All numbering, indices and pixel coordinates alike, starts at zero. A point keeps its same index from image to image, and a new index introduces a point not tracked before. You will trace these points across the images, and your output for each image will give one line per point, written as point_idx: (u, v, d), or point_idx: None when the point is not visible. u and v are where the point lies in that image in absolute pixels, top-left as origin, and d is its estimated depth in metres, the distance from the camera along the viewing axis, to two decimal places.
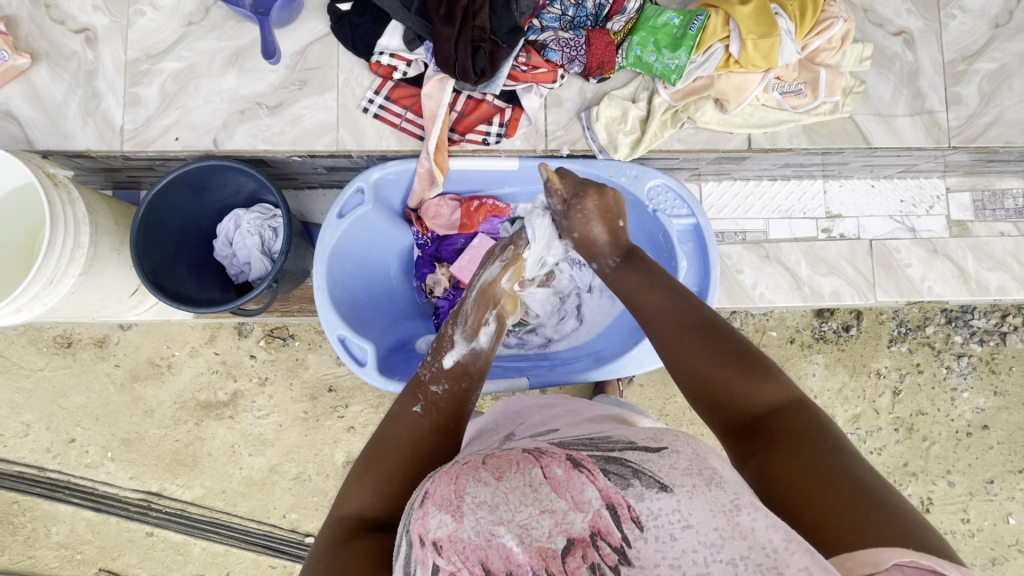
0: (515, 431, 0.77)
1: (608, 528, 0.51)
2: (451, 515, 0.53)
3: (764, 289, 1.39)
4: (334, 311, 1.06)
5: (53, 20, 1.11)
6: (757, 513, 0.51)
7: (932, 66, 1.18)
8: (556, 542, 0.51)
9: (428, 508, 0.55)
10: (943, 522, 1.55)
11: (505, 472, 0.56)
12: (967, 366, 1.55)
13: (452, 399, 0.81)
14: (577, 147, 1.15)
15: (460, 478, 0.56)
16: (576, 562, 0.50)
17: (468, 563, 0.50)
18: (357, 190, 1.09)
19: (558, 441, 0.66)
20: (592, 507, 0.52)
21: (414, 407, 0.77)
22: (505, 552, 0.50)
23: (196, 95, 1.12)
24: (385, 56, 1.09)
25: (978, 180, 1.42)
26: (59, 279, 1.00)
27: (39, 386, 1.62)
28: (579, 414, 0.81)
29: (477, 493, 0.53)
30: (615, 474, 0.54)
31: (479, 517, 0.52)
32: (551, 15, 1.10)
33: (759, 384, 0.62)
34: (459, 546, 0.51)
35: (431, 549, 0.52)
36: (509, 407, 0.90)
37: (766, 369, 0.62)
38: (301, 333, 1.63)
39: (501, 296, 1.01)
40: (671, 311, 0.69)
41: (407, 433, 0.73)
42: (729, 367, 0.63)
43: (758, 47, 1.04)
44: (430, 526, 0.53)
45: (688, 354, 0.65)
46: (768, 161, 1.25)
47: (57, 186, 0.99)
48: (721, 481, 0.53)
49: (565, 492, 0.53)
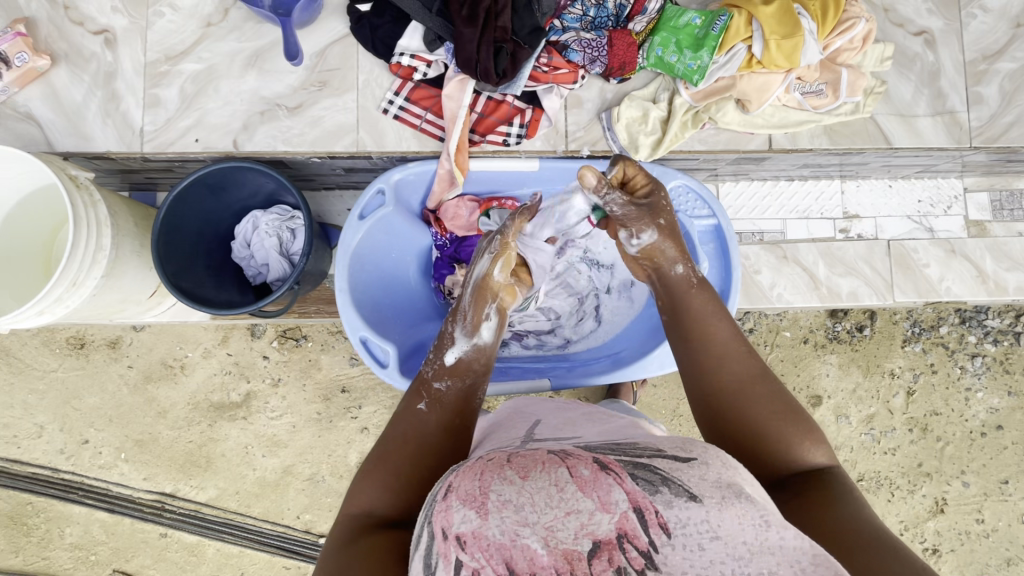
0: (535, 431, 0.76)
1: (635, 531, 0.51)
2: (477, 510, 0.53)
3: (782, 290, 1.39)
4: (356, 312, 1.06)
5: (72, 21, 1.11)
6: (784, 529, 0.51)
7: (953, 66, 1.18)
8: (581, 544, 0.50)
9: (452, 501, 0.55)
10: (957, 522, 1.55)
11: (530, 472, 0.57)
12: (981, 366, 1.55)
13: (456, 396, 0.80)
14: (597, 148, 1.15)
15: (486, 475, 0.57)
16: (601, 566, 0.49)
17: (491, 561, 0.50)
18: (377, 191, 1.09)
19: (583, 445, 0.66)
20: (619, 509, 0.52)
21: (418, 404, 0.77)
22: (530, 554, 0.49)
23: (216, 96, 1.11)
24: (405, 57, 1.09)
25: (996, 180, 1.41)
26: (82, 281, 1.00)
27: (53, 387, 1.62)
28: (598, 419, 0.79)
29: (503, 492, 0.55)
30: (643, 479, 0.54)
31: (505, 516, 0.52)
32: (572, 15, 1.09)
33: (804, 439, 0.66)
34: (483, 542, 0.51)
35: (453, 543, 0.52)
36: (519, 404, 0.88)
37: (813, 429, 0.67)
38: (314, 334, 1.62)
39: (500, 289, 0.96)
40: (740, 352, 0.71)
41: (412, 429, 0.73)
42: (784, 419, 0.67)
43: (782, 47, 1.04)
44: (454, 520, 0.53)
45: (749, 396, 0.68)
46: (787, 161, 1.25)
47: (79, 188, 0.99)
48: (750, 496, 0.54)
49: (592, 491, 0.54)
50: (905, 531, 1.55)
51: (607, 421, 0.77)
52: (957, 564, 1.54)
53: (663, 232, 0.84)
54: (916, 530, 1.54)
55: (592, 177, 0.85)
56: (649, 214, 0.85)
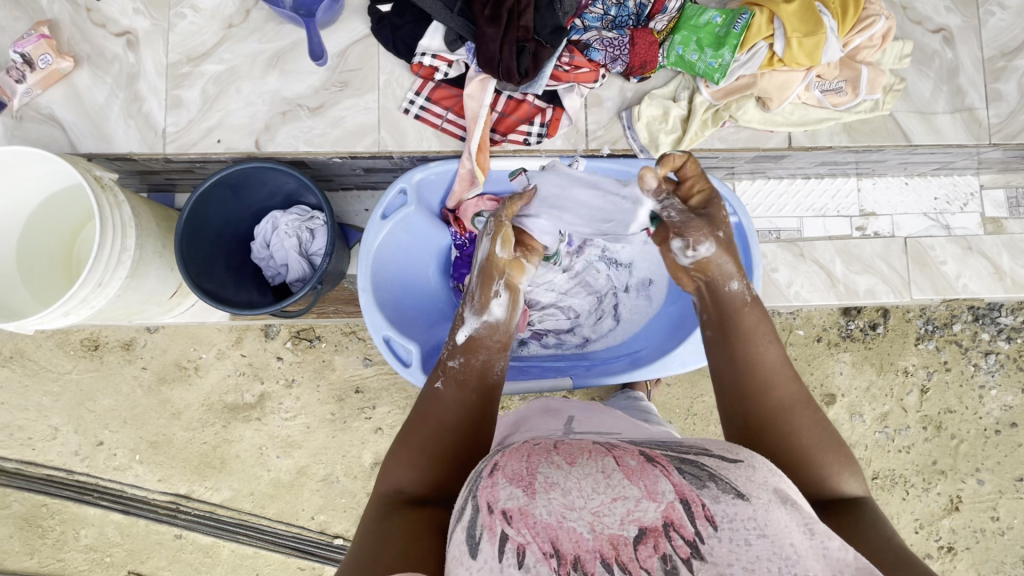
0: (573, 426, 0.78)
1: (681, 521, 0.52)
2: (524, 489, 0.56)
3: (798, 288, 1.39)
4: (380, 312, 1.06)
5: (94, 23, 1.12)
6: (830, 539, 0.52)
7: (972, 63, 1.18)
8: (627, 531, 0.52)
9: (499, 479, 0.58)
10: (972, 520, 1.54)
11: (577, 459, 0.60)
12: (995, 364, 1.55)
13: (471, 372, 0.82)
14: (618, 147, 1.15)
15: (533, 457, 0.61)
16: (646, 553, 0.51)
17: (538, 539, 0.52)
18: (400, 191, 1.10)
19: (627, 439, 0.67)
20: (665, 499, 0.53)
21: (435, 382, 0.80)
22: (576, 536, 0.52)
23: (237, 97, 1.12)
24: (427, 57, 1.09)
25: (1012, 177, 1.41)
26: (107, 281, 1.00)
27: (67, 389, 1.63)
28: (632, 423, 0.81)
29: (550, 475, 0.58)
30: (690, 474, 0.55)
31: (552, 497, 0.55)
32: (593, 15, 1.10)
33: (841, 471, 0.66)
34: (530, 520, 0.54)
35: (500, 517, 0.54)
36: (551, 403, 0.89)
37: (851, 462, 0.67)
38: (328, 335, 1.63)
39: (505, 266, 0.95)
40: (787, 377, 0.70)
41: (430, 407, 0.75)
42: (826, 449, 0.66)
43: (803, 45, 1.04)
44: (501, 496, 0.56)
45: (794, 422, 0.67)
46: (804, 159, 1.25)
47: (104, 189, 0.99)
48: (795, 503, 0.54)
49: (639, 480, 0.56)
50: (920, 529, 1.55)
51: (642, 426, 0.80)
52: (972, 562, 1.54)
53: (720, 245, 0.83)
54: (931, 528, 1.54)
55: (652, 178, 0.86)
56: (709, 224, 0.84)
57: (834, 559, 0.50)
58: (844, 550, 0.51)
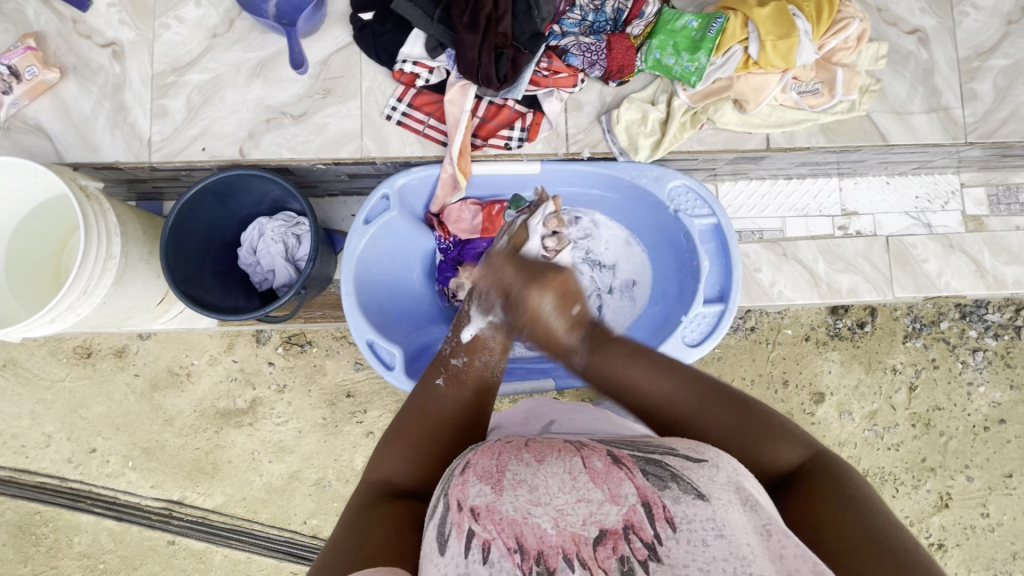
0: (551, 427, 0.78)
1: (641, 524, 0.52)
2: (492, 487, 0.57)
3: (782, 288, 1.40)
4: (363, 317, 1.07)
5: (80, 35, 1.13)
6: (789, 539, 0.50)
7: (947, 64, 1.20)
8: (588, 530, 0.53)
9: (469, 477, 0.59)
10: (962, 517, 1.55)
11: (546, 458, 0.61)
12: (982, 360, 1.56)
13: (472, 373, 0.83)
14: (598, 150, 1.16)
15: (503, 456, 0.62)
16: (605, 554, 0.51)
17: (503, 534, 0.54)
18: (382, 197, 1.11)
19: (598, 438, 0.68)
20: (627, 502, 0.54)
21: (436, 379, 0.81)
22: (540, 532, 0.53)
23: (222, 105, 1.13)
24: (407, 64, 1.11)
25: (992, 175, 1.43)
26: (93, 289, 1.01)
27: (61, 397, 1.64)
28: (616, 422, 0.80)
29: (518, 472, 0.59)
30: (653, 475, 0.56)
31: (519, 494, 0.56)
32: (571, 20, 1.11)
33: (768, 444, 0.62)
34: (496, 516, 0.55)
35: (468, 514, 0.56)
36: (536, 407, 0.86)
37: (781, 429, 0.63)
38: (319, 340, 1.64)
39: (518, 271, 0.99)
40: (671, 394, 0.69)
41: (428, 404, 0.77)
42: (729, 425, 0.64)
43: (778, 48, 1.06)
44: (470, 493, 0.57)
45: (686, 423, 0.66)
46: (784, 160, 1.26)
47: (89, 198, 1.01)
48: (757, 504, 0.54)
49: (603, 483, 0.56)
50: (911, 526, 1.55)
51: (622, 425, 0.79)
52: (963, 558, 1.55)
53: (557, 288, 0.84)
54: (921, 525, 1.55)
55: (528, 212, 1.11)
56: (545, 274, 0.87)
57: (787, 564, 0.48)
58: (800, 559, 0.48)
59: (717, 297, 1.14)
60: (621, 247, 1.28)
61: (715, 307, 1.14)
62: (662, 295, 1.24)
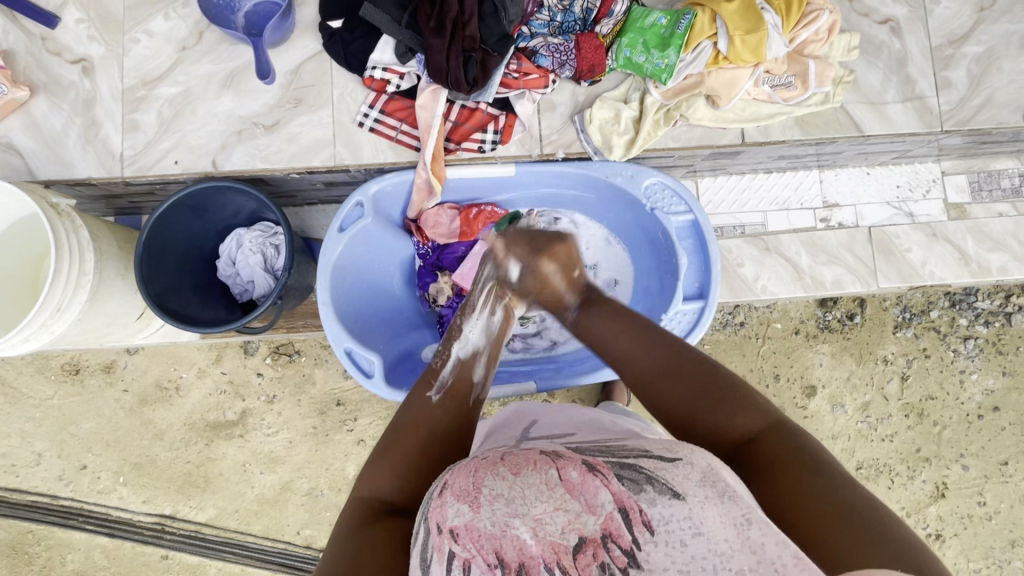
0: (530, 432, 0.77)
1: (619, 531, 0.51)
2: (469, 504, 0.55)
3: (766, 282, 1.39)
4: (340, 324, 1.07)
5: (50, 52, 1.13)
6: (766, 528, 0.50)
7: (921, 52, 1.19)
8: (567, 539, 0.52)
9: (447, 498, 0.57)
10: (959, 506, 1.54)
11: (522, 469, 0.58)
12: (973, 348, 1.55)
13: (464, 389, 0.82)
14: (572, 151, 1.16)
15: (479, 471, 0.58)
16: (585, 561, 0.50)
17: (482, 551, 0.52)
18: (356, 204, 1.10)
19: (574, 446, 0.66)
20: (605, 510, 0.52)
21: (430, 393, 0.79)
22: (519, 544, 0.52)
23: (194, 118, 1.13)
24: (378, 70, 1.11)
25: (974, 162, 1.42)
26: (66, 306, 1.01)
27: (50, 414, 1.63)
28: (595, 420, 0.79)
29: (494, 487, 0.56)
30: (628, 479, 0.54)
31: (496, 510, 0.54)
32: (539, 22, 1.12)
33: (737, 410, 0.63)
34: (475, 535, 0.53)
35: (447, 536, 0.54)
36: (523, 407, 0.87)
37: (738, 398, 0.64)
38: (306, 349, 1.63)
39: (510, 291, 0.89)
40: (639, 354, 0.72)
41: (422, 417, 0.75)
42: (705, 389, 0.66)
43: (746, 42, 1.06)
44: (448, 515, 0.55)
45: (657, 387, 0.69)
46: (762, 154, 1.26)
47: (60, 215, 1.00)
48: (734, 494, 0.53)
49: (579, 493, 0.54)
50: (907, 518, 1.54)
51: (601, 422, 0.78)
52: (962, 548, 1.54)
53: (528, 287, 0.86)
54: (918, 516, 1.54)
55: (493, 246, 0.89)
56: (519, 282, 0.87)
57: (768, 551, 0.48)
58: (781, 546, 0.48)
59: (697, 294, 1.14)
60: (603, 247, 1.27)
61: (695, 304, 1.13)
62: (644, 293, 1.23)
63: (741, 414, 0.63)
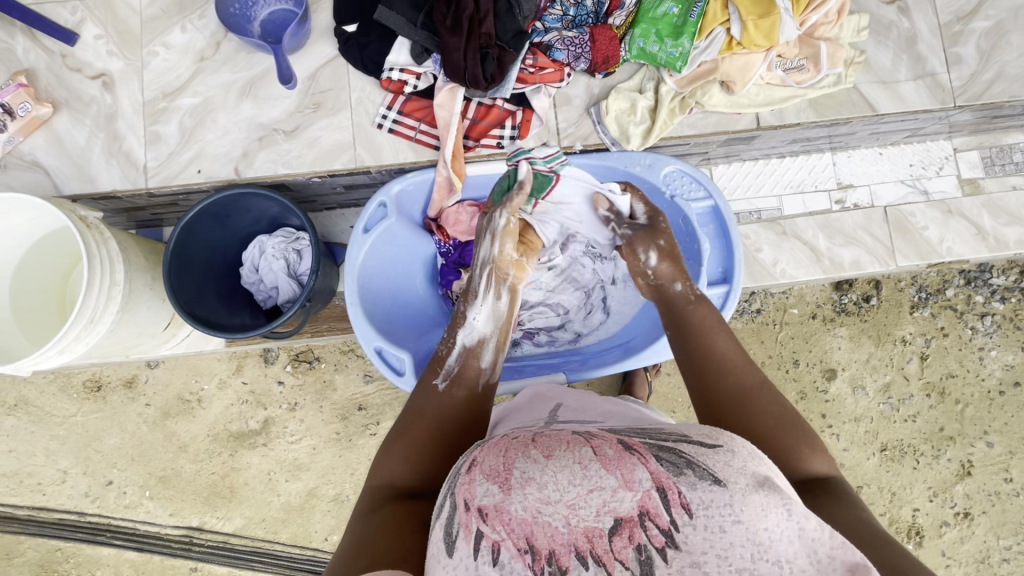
0: (557, 414, 0.78)
1: (657, 510, 0.51)
2: (499, 485, 0.55)
3: (784, 266, 1.40)
4: (370, 325, 1.08)
5: (70, 68, 1.15)
6: (807, 520, 0.51)
7: (929, 30, 1.21)
8: (602, 522, 0.51)
9: (477, 475, 0.57)
10: (986, 484, 1.54)
11: (554, 452, 0.58)
12: (991, 325, 1.55)
13: (471, 374, 0.86)
14: (589, 142, 1.18)
15: (510, 452, 0.59)
16: (621, 544, 0.49)
17: (512, 535, 0.51)
18: (379, 204, 1.11)
19: (608, 429, 0.66)
20: (642, 487, 0.52)
21: (436, 380, 0.83)
22: (550, 530, 0.51)
23: (214, 127, 1.14)
24: (395, 72, 1.12)
25: (984, 138, 1.43)
26: (99, 317, 1.02)
27: (73, 432, 1.64)
28: (619, 407, 0.81)
29: (526, 469, 0.56)
30: (667, 461, 0.54)
31: (528, 493, 0.53)
32: (552, 16, 1.14)
33: (813, 454, 0.67)
34: (505, 517, 0.52)
35: (476, 514, 0.53)
36: (539, 389, 0.92)
37: (815, 442, 0.68)
38: (326, 355, 1.64)
39: (508, 266, 1.00)
40: (742, 363, 0.76)
41: (426, 406, 0.77)
42: (790, 430, 0.68)
43: (760, 26, 1.06)
44: (478, 493, 0.55)
45: (753, 396, 0.72)
46: (776, 138, 1.26)
47: (90, 228, 1.01)
48: (774, 486, 0.53)
49: (615, 469, 0.54)
50: (935, 498, 1.54)
51: (628, 409, 0.79)
52: (992, 526, 1.54)
53: (662, 253, 0.99)
54: (945, 495, 1.54)
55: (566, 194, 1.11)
56: (649, 237, 1.03)
57: (810, 540, 0.50)
58: (821, 530, 0.50)
59: (721, 279, 1.14)
60: None
61: (720, 289, 1.14)
62: None
63: (815, 458, 0.67)
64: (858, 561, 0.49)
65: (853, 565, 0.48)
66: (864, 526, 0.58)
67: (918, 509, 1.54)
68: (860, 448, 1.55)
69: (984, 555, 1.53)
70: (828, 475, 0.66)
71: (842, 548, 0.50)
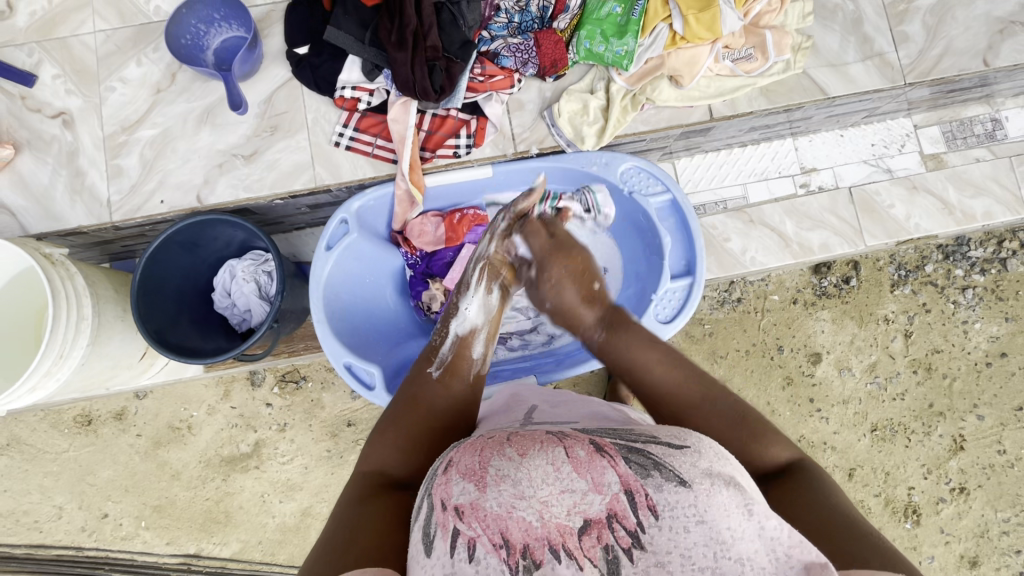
0: (533, 417, 0.74)
1: (624, 512, 0.48)
2: (475, 483, 0.51)
3: (754, 253, 1.41)
4: (337, 340, 1.09)
5: (30, 109, 1.17)
6: (768, 519, 0.48)
7: (874, 11, 1.22)
8: (572, 521, 0.48)
9: (452, 475, 0.53)
10: (979, 457, 1.53)
11: (529, 450, 0.53)
12: (973, 297, 1.54)
13: (463, 364, 0.83)
14: (545, 145, 1.18)
15: (485, 451, 0.54)
16: (590, 544, 0.47)
17: (488, 531, 0.48)
18: (341, 221, 1.13)
19: (581, 428, 0.62)
20: (611, 490, 0.49)
21: (429, 368, 0.80)
22: (525, 525, 0.47)
23: (174, 157, 1.16)
24: (347, 90, 1.13)
25: (944, 113, 1.44)
26: (68, 352, 1.03)
27: (66, 467, 1.64)
28: (598, 408, 0.76)
29: (501, 466, 0.52)
30: (635, 463, 0.50)
31: (502, 489, 0.50)
32: (498, 25, 1.16)
33: (772, 443, 0.64)
34: (481, 514, 0.48)
35: (452, 514, 0.50)
36: (518, 391, 0.88)
37: (770, 430, 0.65)
38: (312, 373, 1.64)
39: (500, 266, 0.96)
40: (682, 376, 0.73)
41: (420, 392, 0.75)
42: (736, 434, 0.65)
43: (701, 20, 1.09)
44: (453, 492, 0.51)
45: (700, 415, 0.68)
46: (733, 128, 1.27)
47: (54, 264, 1.03)
48: (739, 484, 0.50)
49: (586, 471, 0.50)
50: (929, 474, 1.53)
51: (611, 415, 0.73)
52: (988, 499, 1.53)
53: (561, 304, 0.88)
54: (940, 472, 1.53)
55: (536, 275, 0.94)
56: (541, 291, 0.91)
57: (769, 539, 0.47)
58: (780, 529, 0.47)
59: (684, 271, 1.16)
60: None
61: (683, 281, 1.15)
62: (635, 277, 1.24)
63: (772, 444, 0.64)
64: (815, 559, 0.46)
65: (811, 564, 0.45)
66: (819, 508, 0.56)
67: (913, 487, 1.53)
68: (850, 429, 1.55)
69: (983, 529, 1.52)
70: (791, 462, 0.63)
71: (800, 547, 0.46)
